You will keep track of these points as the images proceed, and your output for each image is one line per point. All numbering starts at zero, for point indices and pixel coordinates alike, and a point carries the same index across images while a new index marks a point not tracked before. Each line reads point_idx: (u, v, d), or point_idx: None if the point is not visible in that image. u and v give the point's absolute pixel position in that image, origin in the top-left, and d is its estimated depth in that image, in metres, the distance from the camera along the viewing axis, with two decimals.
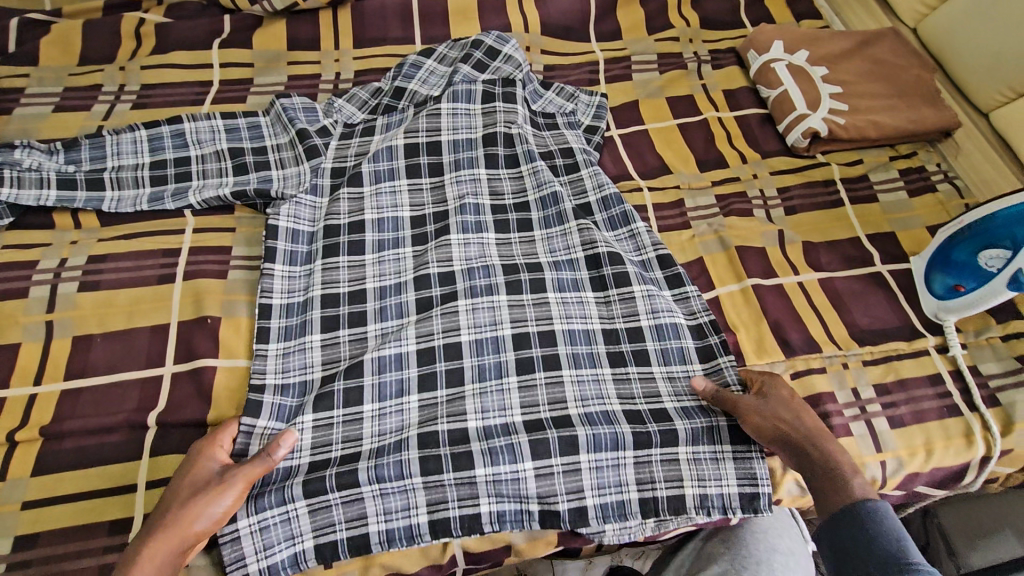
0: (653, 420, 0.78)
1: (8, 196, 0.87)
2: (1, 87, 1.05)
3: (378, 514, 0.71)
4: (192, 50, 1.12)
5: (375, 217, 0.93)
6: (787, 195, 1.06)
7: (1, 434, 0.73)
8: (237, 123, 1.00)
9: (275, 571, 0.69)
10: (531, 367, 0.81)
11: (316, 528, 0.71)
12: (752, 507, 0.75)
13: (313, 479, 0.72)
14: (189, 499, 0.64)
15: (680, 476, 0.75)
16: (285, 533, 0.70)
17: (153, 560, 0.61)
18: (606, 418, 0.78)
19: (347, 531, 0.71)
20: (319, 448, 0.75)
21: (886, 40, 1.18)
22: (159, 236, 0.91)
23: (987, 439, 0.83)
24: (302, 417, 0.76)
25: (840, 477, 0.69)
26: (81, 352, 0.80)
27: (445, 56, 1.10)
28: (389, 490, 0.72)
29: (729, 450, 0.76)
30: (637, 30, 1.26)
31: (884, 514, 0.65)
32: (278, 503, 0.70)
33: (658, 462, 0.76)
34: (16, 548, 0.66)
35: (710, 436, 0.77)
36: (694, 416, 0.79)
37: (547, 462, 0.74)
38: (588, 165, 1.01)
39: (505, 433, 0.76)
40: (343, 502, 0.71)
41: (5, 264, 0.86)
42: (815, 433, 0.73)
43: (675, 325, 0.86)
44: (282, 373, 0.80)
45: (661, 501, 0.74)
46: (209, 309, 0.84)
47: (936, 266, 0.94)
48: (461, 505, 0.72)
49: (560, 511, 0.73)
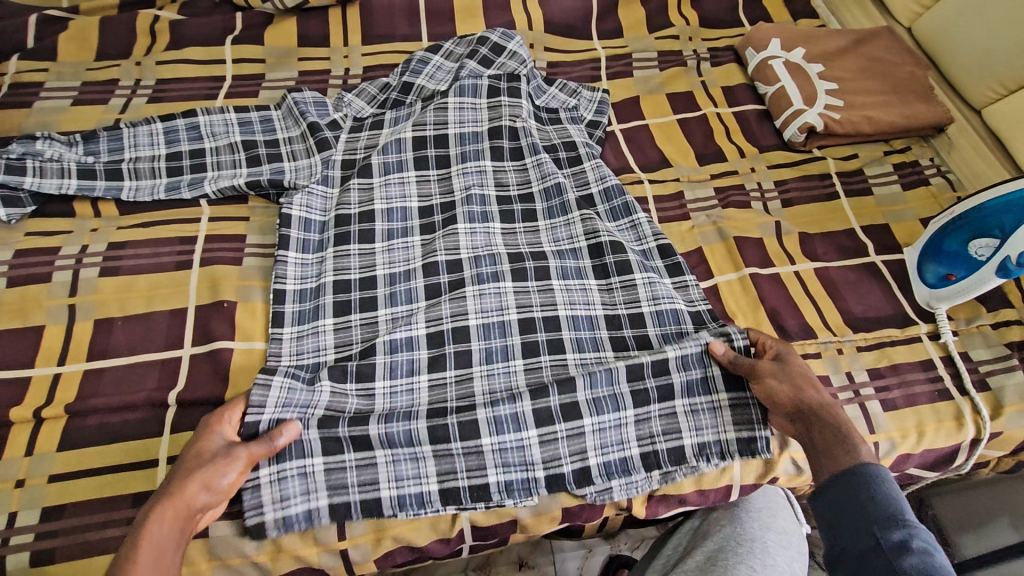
0: (652, 375, 0.81)
1: (32, 185, 0.91)
2: (20, 81, 1.08)
3: (390, 480, 0.75)
4: (205, 46, 1.15)
5: (385, 208, 0.96)
6: (783, 188, 1.09)
7: (29, 411, 0.77)
8: (250, 116, 1.03)
9: (289, 523, 0.72)
10: (537, 350, 0.84)
11: (330, 487, 0.74)
12: (750, 449, 0.79)
13: (329, 437, 0.75)
14: (194, 470, 0.66)
15: (678, 427, 0.80)
16: (301, 488, 0.73)
17: (157, 532, 0.62)
18: (609, 378, 0.81)
19: (360, 494, 0.75)
20: (332, 411, 0.78)
21: (881, 39, 1.21)
22: (176, 225, 0.94)
23: (977, 422, 0.86)
24: (320, 380, 0.79)
25: (845, 442, 0.67)
26: (103, 335, 0.84)
27: (452, 53, 1.13)
28: (400, 457, 0.76)
29: (724, 397, 0.81)
30: (638, 28, 1.30)
31: (885, 477, 0.63)
32: (298, 457, 0.74)
33: (657, 417, 0.80)
34: (44, 518, 0.70)
35: (704, 387, 0.82)
36: (691, 369, 0.82)
37: (550, 428, 0.78)
38: (591, 158, 1.04)
39: (511, 400, 0.78)
40: (358, 466, 0.75)
41: (29, 250, 0.89)
42: (823, 404, 0.72)
43: (675, 312, 0.88)
44: (296, 356, 0.83)
45: (661, 454, 0.79)
46: (225, 294, 0.87)
47: (927, 257, 0.96)
48: (470, 476, 0.76)
49: (564, 473, 0.77)
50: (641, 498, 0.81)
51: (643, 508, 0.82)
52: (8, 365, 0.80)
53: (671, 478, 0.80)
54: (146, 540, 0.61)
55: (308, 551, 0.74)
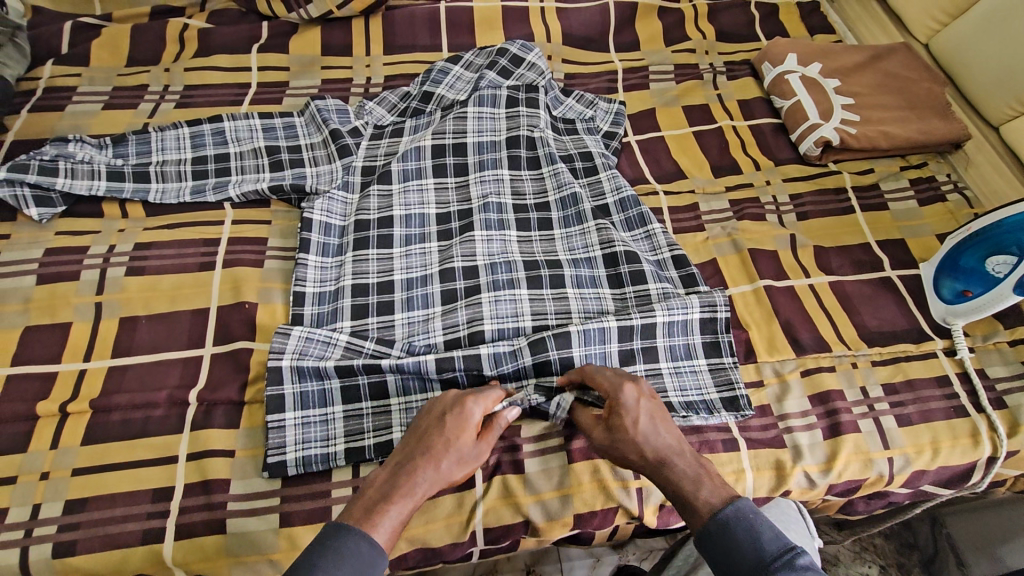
0: (640, 336, 0.86)
1: (63, 186, 0.94)
2: (54, 85, 1.12)
3: (402, 425, 0.81)
4: (231, 53, 1.18)
5: (403, 213, 0.98)
6: (799, 202, 1.10)
7: (55, 405, 0.79)
8: (273, 123, 1.06)
9: (309, 462, 0.77)
10: (546, 345, 0.82)
11: (347, 433, 0.80)
12: (735, 407, 0.86)
13: (348, 384, 0.82)
14: (462, 432, 0.69)
15: (664, 385, 0.86)
16: (322, 434, 0.80)
17: (411, 485, 0.65)
18: (601, 335, 0.85)
19: (375, 437, 0.80)
20: (353, 436, 0.80)
21: (898, 55, 1.21)
22: (200, 227, 0.96)
23: (994, 439, 0.85)
24: (333, 407, 0.81)
25: (687, 490, 0.65)
26: (127, 333, 0.86)
27: (472, 63, 1.16)
28: (413, 404, 0.82)
29: (703, 362, 0.89)
30: (655, 41, 1.31)
31: (742, 516, 0.60)
32: (320, 405, 0.81)
33: (643, 376, 0.87)
34: (67, 510, 0.72)
35: (686, 352, 0.89)
36: (676, 336, 0.89)
37: (549, 378, 0.83)
38: (607, 168, 1.05)
39: (513, 358, 0.83)
40: (373, 412, 0.81)
41: (59, 249, 0.92)
42: (657, 454, 0.68)
43: (685, 323, 0.88)
44: (299, 355, 0.82)
45: None
46: (247, 295, 0.89)
47: (945, 271, 0.97)
48: None
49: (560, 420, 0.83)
50: (653, 507, 0.81)
51: (654, 517, 0.82)
52: (36, 360, 0.83)
53: None
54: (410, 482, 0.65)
55: None
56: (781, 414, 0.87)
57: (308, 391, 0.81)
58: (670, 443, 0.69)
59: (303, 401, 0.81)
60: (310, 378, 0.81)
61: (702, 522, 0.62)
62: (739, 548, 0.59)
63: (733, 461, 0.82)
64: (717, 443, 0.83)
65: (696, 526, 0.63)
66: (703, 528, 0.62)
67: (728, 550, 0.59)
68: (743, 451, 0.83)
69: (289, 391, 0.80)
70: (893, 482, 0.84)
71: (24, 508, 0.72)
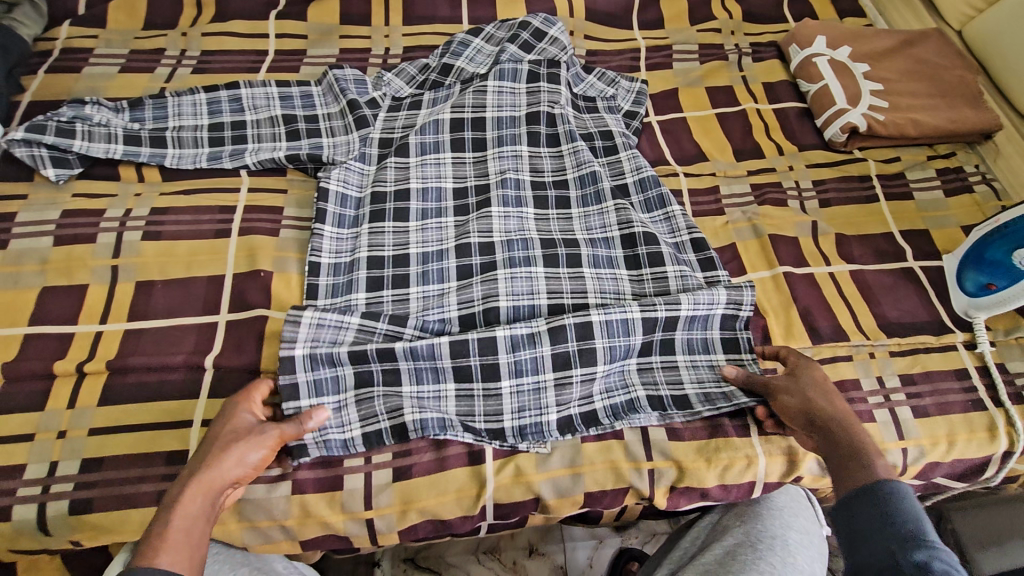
0: (661, 328, 0.85)
1: (80, 148, 0.94)
2: (71, 47, 1.11)
3: (413, 408, 0.80)
4: (249, 20, 1.16)
5: (420, 186, 0.97)
6: (822, 188, 1.08)
7: (72, 365, 0.79)
8: (291, 91, 1.04)
9: (329, 447, 0.77)
10: (565, 336, 0.82)
11: (362, 418, 0.80)
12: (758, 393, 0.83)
13: (361, 370, 0.80)
14: (229, 447, 0.67)
15: (680, 378, 0.86)
16: (336, 420, 0.79)
17: (186, 517, 0.63)
18: (625, 329, 0.83)
19: (389, 420, 0.80)
20: (368, 420, 0.80)
21: (930, 41, 1.18)
22: (216, 194, 0.96)
23: (1011, 434, 0.84)
24: (345, 391, 0.80)
25: (861, 460, 0.70)
26: (143, 297, 0.86)
27: (493, 36, 1.13)
28: (425, 394, 0.81)
29: (720, 357, 0.88)
30: (679, 20, 1.28)
31: (906, 495, 0.66)
32: (334, 391, 0.80)
33: (659, 366, 0.87)
34: (83, 469, 0.73)
35: (704, 346, 0.88)
36: (695, 328, 0.87)
37: (566, 372, 0.82)
38: (627, 148, 1.03)
39: (531, 344, 0.81)
40: (384, 396, 0.80)
41: (76, 211, 0.92)
42: (846, 415, 0.75)
43: (707, 317, 0.87)
44: (312, 343, 0.79)
45: (667, 398, 0.84)
46: (262, 263, 0.89)
47: (969, 264, 0.94)
48: (487, 419, 0.81)
49: (574, 415, 0.82)
50: (664, 488, 0.80)
51: (665, 499, 0.81)
52: (53, 320, 0.83)
53: (696, 471, 0.80)
54: (180, 515, 0.63)
55: (336, 518, 0.75)
56: None
57: (322, 378, 0.79)
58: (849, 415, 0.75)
59: (317, 388, 0.79)
60: (323, 366, 0.79)
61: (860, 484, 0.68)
62: (879, 513, 0.65)
63: (746, 446, 0.81)
64: (730, 428, 0.83)
65: (861, 482, 0.68)
66: (855, 489, 0.68)
67: (857, 515, 0.66)
68: (755, 437, 0.82)
69: (302, 380, 0.78)
70: (906, 473, 0.83)
71: (41, 466, 0.73)
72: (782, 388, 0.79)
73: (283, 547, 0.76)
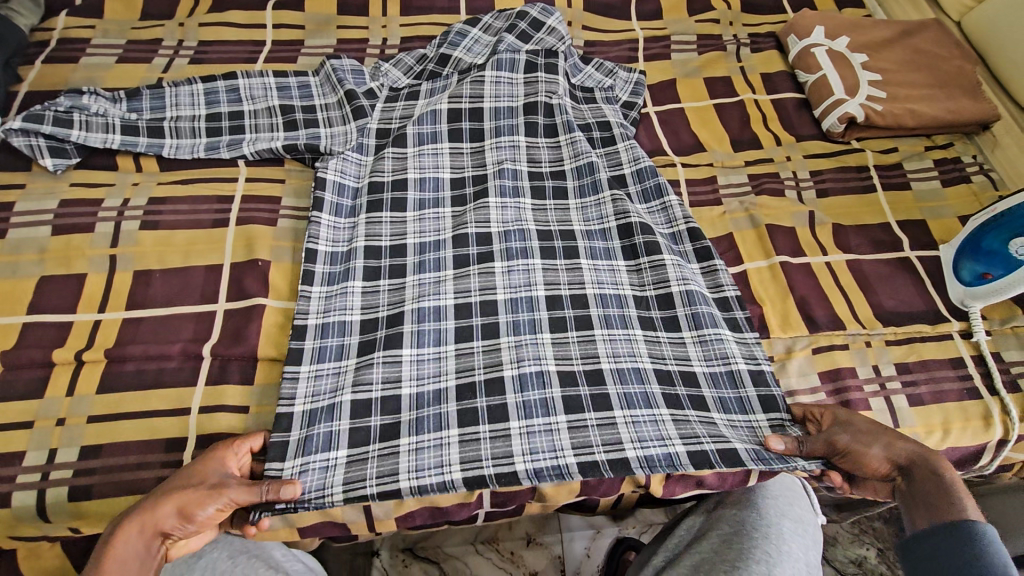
0: (672, 358, 0.85)
1: (78, 138, 0.94)
2: (68, 37, 1.10)
3: (411, 469, 0.73)
4: (246, 10, 1.16)
5: (417, 176, 0.97)
6: (819, 178, 1.08)
7: (71, 353, 0.80)
8: (288, 81, 1.04)
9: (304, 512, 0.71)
10: (575, 380, 0.81)
11: (346, 481, 0.73)
12: (761, 381, 0.83)
13: (359, 425, 0.77)
14: (175, 494, 0.65)
15: (723, 432, 0.78)
16: (318, 482, 0.73)
17: (120, 555, 0.62)
18: (621, 323, 0.86)
19: (378, 487, 0.72)
20: (354, 483, 0.73)
21: (928, 31, 1.18)
22: (214, 183, 0.96)
23: (1006, 422, 0.85)
24: (336, 451, 0.75)
25: (948, 499, 0.66)
26: (141, 285, 0.86)
27: (490, 26, 1.13)
28: (424, 446, 0.75)
29: (761, 417, 0.81)
30: (678, 9, 1.27)
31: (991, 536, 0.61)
32: (324, 449, 0.75)
33: (696, 421, 0.79)
34: (83, 456, 0.73)
35: (740, 407, 0.82)
36: (723, 387, 0.83)
37: (574, 388, 0.80)
38: (625, 138, 1.03)
39: (531, 328, 0.84)
40: (379, 457, 0.74)
41: (74, 201, 0.92)
42: (922, 458, 0.72)
43: (730, 373, 0.84)
44: (323, 313, 0.85)
45: (712, 454, 0.75)
46: (260, 253, 0.89)
47: (966, 254, 0.94)
48: (496, 463, 0.74)
49: (598, 460, 0.74)
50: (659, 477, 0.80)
51: (661, 487, 0.80)
52: (51, 309, 0.83)
53: None
54: (111, 557, 0.62)
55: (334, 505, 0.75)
56: (790, 390, 0.86)
57: (314, 435, 0.76)
58: (922, 457, 0.72)
59: (314, 394, 0.79)
60: (321, 419, 0.77)
61: (942, 521, 0.65)
62: (958, 551, 0.61)
63: None
64: None
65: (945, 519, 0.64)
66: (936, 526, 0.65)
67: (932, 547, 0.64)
68: None
69: (299, 410, 0.78)
70: None
71: (40, 453, 0.73)
72: (845, 436, 0.75)
73: (281, 535, 0.75)
